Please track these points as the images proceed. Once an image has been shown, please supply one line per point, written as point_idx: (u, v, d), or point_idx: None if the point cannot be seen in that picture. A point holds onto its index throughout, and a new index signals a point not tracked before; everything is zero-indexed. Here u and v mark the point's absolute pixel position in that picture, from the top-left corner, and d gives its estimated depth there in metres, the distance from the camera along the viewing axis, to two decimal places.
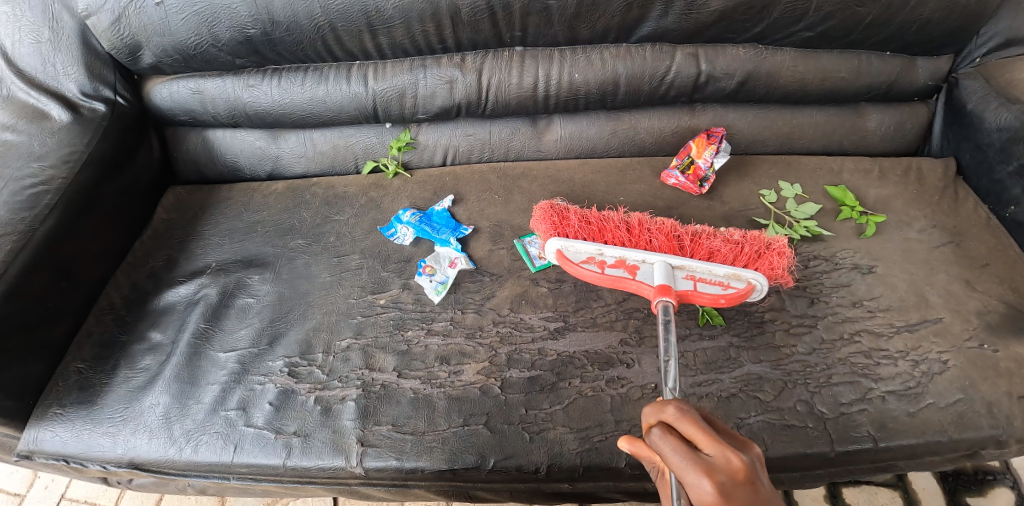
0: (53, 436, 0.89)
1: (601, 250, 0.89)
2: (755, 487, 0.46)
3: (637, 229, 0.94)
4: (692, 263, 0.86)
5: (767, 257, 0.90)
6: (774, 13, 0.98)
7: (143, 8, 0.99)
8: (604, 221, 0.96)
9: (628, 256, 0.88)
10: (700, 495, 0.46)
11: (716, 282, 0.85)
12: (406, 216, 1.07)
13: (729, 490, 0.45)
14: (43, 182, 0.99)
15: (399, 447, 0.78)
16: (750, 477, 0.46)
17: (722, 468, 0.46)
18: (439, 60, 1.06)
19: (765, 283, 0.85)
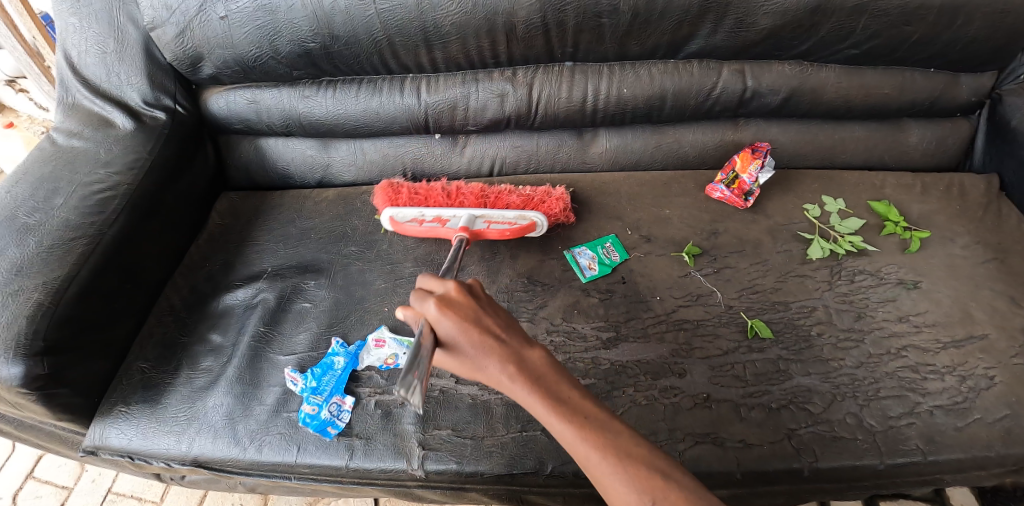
0: (119, 433, 0.92)
1: (421, 212, 1.02)
2: (472, 300, 0.61)
3: (454, 194, 1.12)
4: (485, 210, 1.00)
5: (547, 203, 1.07)
6: (822, 32, 1.00)
7: (208, 21, 1.03)
8: (430, 191, 1.13)
9: (443, 214, 1.01)
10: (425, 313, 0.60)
11: (507, 222, 1.01)
12: (327, 377, 0.90)
13: (445, 300, 0.61)
14: (110, 188, 1.03)
15: (459, 451, 0.81)
16: (466, 296, 0.62)
17: (445, 291, 0.62)
18: (491, 74, 1.09)
19: (544, 220, 1.02)
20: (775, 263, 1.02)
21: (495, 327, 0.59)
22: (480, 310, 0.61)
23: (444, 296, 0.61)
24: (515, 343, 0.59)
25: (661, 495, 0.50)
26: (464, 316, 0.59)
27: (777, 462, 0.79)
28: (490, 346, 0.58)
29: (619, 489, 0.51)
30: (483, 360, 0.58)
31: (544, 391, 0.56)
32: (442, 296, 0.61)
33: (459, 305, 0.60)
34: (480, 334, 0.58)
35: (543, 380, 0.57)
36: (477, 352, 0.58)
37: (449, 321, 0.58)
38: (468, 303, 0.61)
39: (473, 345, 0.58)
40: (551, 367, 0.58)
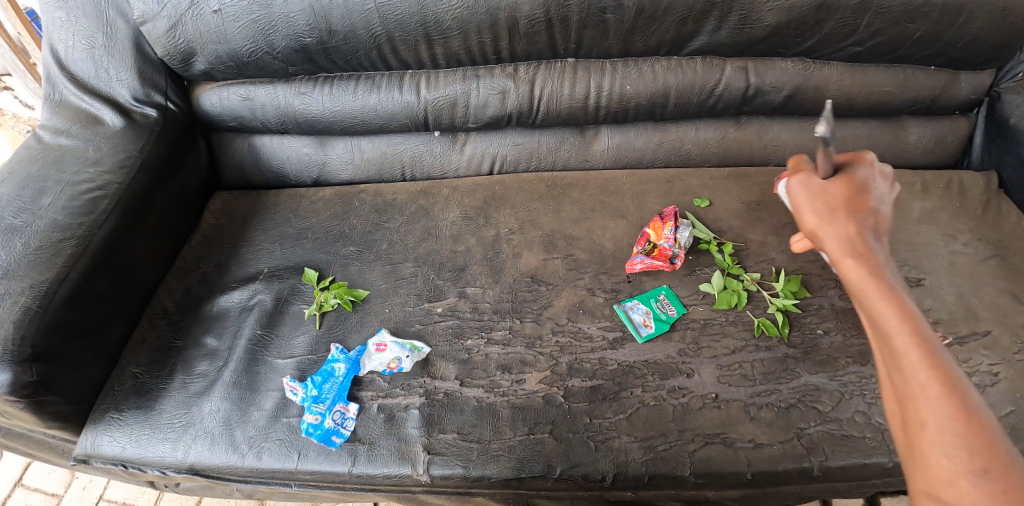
0: (111, 441, 0.89)
1: None
2: (850, 174, 0.61)
3: None
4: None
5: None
6: (825, 29, 0.99)
7: (201, 15, 1.00)
8: None
9: None
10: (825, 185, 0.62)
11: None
12: (328, 385, 0.87)
13: (833, 185, 0.61)
14: (99, 187, 0.99)
15: (466, 455, 0.79)
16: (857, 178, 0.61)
17: (866, 160, 0.63)
18: (492, 70, 1.08)
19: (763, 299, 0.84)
20: (779, 262, 1.01)
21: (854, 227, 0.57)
22: (863, 207, 0.59)
23: (856, 181, 0.61)
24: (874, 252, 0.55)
25: (994, 457, 0.41)
26: (862, 188, 0.60)
27: (788, 462, 0.78)
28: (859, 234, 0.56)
29: (947, 466, 0.42)
30: (865, 195, 0.60)
31: (912, 316, 0.48)
32: (849, 177, 0.61)
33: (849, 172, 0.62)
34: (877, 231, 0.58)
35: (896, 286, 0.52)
36: (840, 214, 0.58)
37: (846, 188, 0.60)
38: (862, 183, 0.60)
39: (836, 213, 0.58)
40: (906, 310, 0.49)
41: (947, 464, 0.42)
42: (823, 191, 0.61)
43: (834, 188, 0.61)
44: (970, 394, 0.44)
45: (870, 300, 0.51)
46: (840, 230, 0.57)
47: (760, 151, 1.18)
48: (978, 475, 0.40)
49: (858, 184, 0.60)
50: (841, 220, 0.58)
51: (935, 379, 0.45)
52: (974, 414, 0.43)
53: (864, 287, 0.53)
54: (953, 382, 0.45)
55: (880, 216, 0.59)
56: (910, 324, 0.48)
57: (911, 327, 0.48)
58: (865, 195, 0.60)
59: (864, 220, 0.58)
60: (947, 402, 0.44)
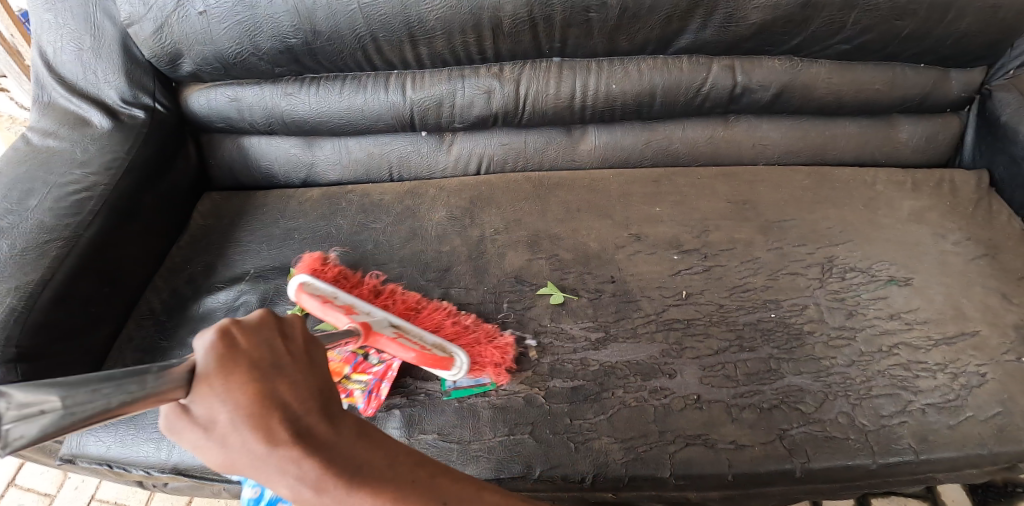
0: (96, 441, 0.89)
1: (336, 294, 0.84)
2: (253, 357, 0.44)
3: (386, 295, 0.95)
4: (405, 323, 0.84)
5: (483, 346, 0.87)
6: (812, 26, 0.99)
7: (187, 16, 1.00)
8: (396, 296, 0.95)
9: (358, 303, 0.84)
10: (233, 361, 0.42)
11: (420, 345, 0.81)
12: None
13: (239, 376, 0.42)
14: (86, 189, 0.99)
15: (446, 456, 0.79)
16: (252, 355, 0.44)
17: (274, 325, 0.48)
18: (478, 70, 1.08)
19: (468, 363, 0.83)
20: (765, 261, 1.01)
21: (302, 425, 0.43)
22: (285, 394, 0.43)
23: (266, 368, 0.44)
24: (316, 434, 0.44)
25: None
26: (265, 368, 0.43)
27: (770, 463, 0.78)
28: (320, 431, 0.44)
29: None
30: (278, 375, 0.44)
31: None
32: (255, 369, 0.43)
33: (260, 357, 0.44)
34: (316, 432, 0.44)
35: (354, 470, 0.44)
36: (261, 434, 0.41)
37: (246, 381, 0.42)
38: (247, 362, 0.43)
39: (273, 427, 0.41)
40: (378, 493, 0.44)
41: None
42: (239, 401, 0.41)
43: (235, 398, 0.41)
44: None
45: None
46: (288, 446, 0.41)
47: (749, 150, 1.18)
48: None
49: (269, 381, 0.43)
50: (284, 435, 0.41)
51: None
52: None
53: (348, 505, 0.42)
54: None
55: (297, 401, 0.44)
56: None
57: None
58: (293, 383, 0.44)
59: (291, 424, 0.42)
60: None
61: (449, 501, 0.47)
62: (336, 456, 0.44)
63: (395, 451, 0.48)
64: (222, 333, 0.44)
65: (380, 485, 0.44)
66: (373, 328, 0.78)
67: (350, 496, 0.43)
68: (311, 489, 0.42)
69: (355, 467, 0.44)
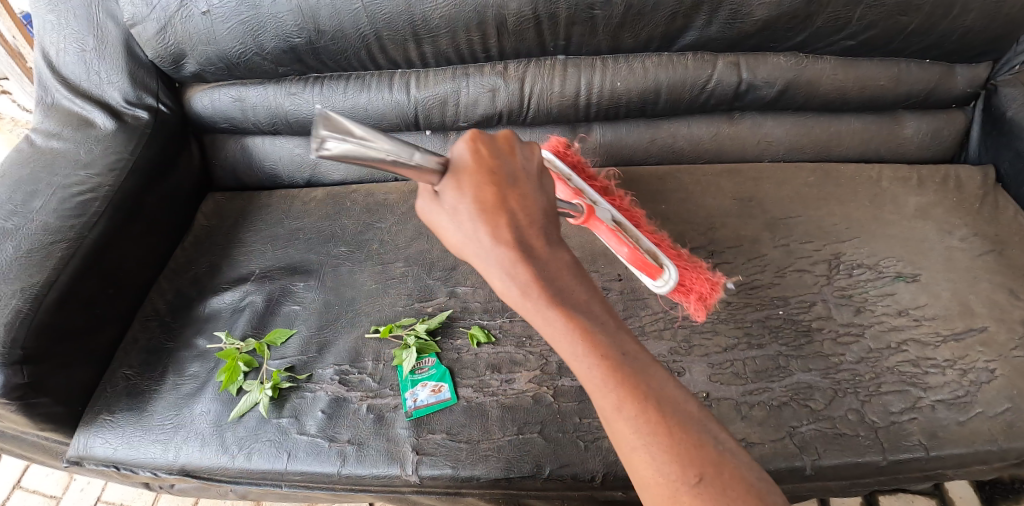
0: (103, 443, 0.89)
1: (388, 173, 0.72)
2: (491, 163, 0.52)
3: None
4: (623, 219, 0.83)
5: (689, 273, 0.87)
6: (817, 23, 0.99)
7: (190, 16, 1.00)
8: None
9: None
10: (474, 160, 0.52)
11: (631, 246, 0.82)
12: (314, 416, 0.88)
13: (485, 172, 0.51)
14: (90, 190, 0.99)
15: (455, 455, 0.79)
16: (492, 165, 0.52)
17: (517, 148, 0.56)
18: (482, 68, 1.07)
19: (677, 277, 0.84)
20: (772, 259, 1.01)
21: (525, 228, 0.51)
22: (521, 193, 0.53)
23: (509, 182, 0.52)
24: (540, 249, 0.51)
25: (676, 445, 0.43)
26: (503, 175, 0.52)
27: (780, 460, 0.77)
28: (535, 243, 0.51)
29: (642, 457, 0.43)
30: (513, 186, 0.52)
31: (584, 326, 0.47)
32: (494, 176, 0.52)
33: (499, 165, 0.53)
34: (534, 242, 0.51)
35: (565, 295, 0.49)
36: (494, 226, 0.50)
37: (484, 181, 0.51)
38: (493, 165, 0.52)
39: (502, 220, 0.50)
40: (593, 314, 0.49)
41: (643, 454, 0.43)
42: (476, 197, 0.50)
43: (473, 192, 0.50)
44: (650, 385, 0.45)
45: (532, 311, 0.48)
46: (505, 246, 0.49)
47: (754, 147, 1.18)
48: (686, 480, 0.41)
49: (504, 188, 0.51)
50: (512, 231, 0.50)
51: (598, 378, 0.45)
52: (651, 408, 0.44)
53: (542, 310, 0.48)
54: (627, 376, 0.45)
55: (525, 212, 0.52)
56: (597, 347, 0.46)
57: (603, 354, 0.46)
58: (525, 198, 0.53)
59: (525, 228, 0.51)
60: (639, 411, 0.44)
61: (627, 352, 0.47)
62: (539, 263, 0.49)
63: (595, 292, 0.51)
64: (474, 141, 0.53)
65: (570, 310, 0.48)
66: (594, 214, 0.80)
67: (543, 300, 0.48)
68: (517, 290, 0.48)
69: (566, 285, 0.50)
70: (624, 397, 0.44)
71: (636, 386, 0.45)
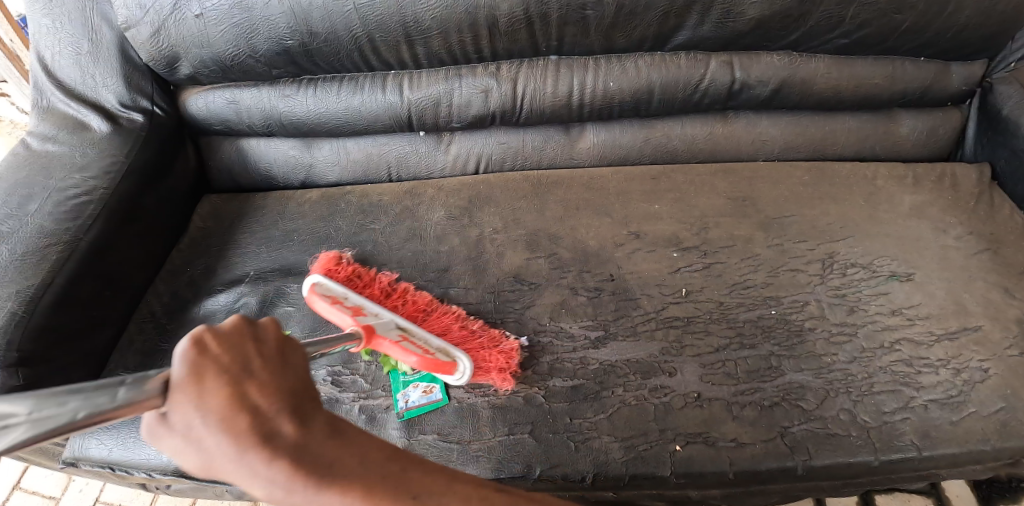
0: (98, 444, 0.90)
1: (347, 295, 0.89)
2: (207, 358, 0.42)
3: (396, 294, 0.96)
4: (413, 326, 0.86)
5: (488, 352, 0.87)
6: (811, 21, 0.98)
7: (183, 19, 1.00)
8: (372, 281, 0.97)
9: (365, 305, 0.88)
10: (223, 360, 0.42)
11: (423, 349, 0.81)
12: None
13: (218, 379, 0.41)
14: (85, 193, 1.00)
15: (446, 456, 0.79)
16: (224, 364, 0.42)
17: (242, 324, 0.46)
18: (475, 69, 1.08)
19: (471, 370, 0.84)
20: (765, 258, 1.00)
21: (276, 417, 0.41)
22: (249, 382, 0.42)
23: (250, 377, 0.42)
24: (298, 431, 0.41)
25: None
26: (238, 371, 0.42)
27: (771, 461, 0.77)
28: (290, 429, 0.40)
29: None
30: (249, 376, 0.42)
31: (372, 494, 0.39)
32: (233, 384, 0.41)
33: (242, 361, 0.43)
34: (292, 429, 0.40)
35: (343, 464, 0.40)
36: (245, 437, 0.38)
37: (217, 389, 0.40)
38: (222, 365, 0.42)
39: (256, 427, 0.39)
40: (382, 471, 0.41)
41: None
42: (210, 407, 0.39)
43: (206, 410, 0.39)
44: None
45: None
46: (257, 447, 0.38)
47: (748, 146, 1.17)
48: None
49: (241, 382, 0.41)
50: (280, 430, 0.40)
51: None
52: None
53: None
54: None
55: (275, 395, 0.42)
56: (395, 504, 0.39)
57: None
58: (269, 381, 0.43)
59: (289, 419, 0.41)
60: None
61: (422, 490, 0.41)
62: (309, 459, 0.39)
63: (368, 440, 0.43)
64: (198, 343, 0.43)
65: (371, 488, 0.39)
66: (377, 331, 0.80)
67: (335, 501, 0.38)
68: (284, 491, 0.38)
69: (342, 457, 0.41)
70: None
71: None
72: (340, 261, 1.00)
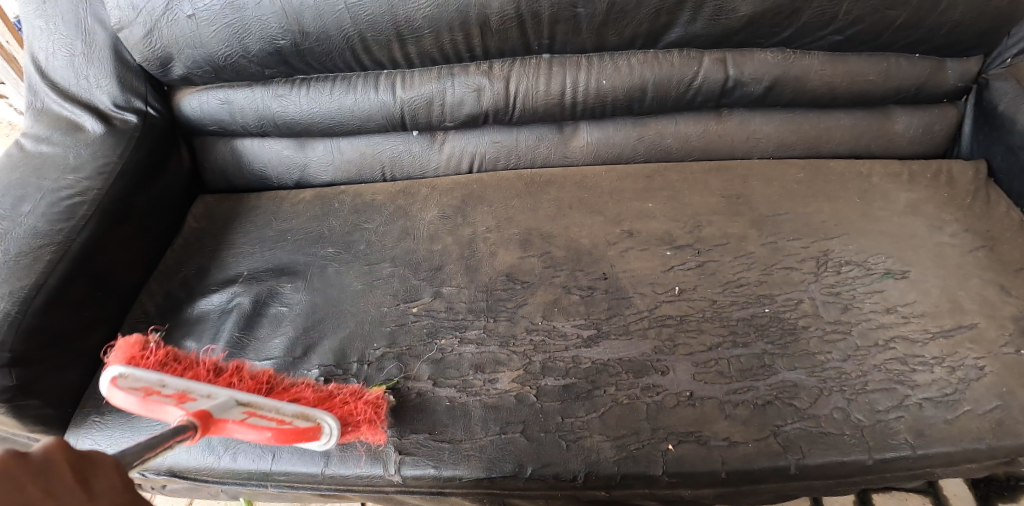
0: (93, 444, 0.89)
1: (163, 380, 0.65)
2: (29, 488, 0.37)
3: (226, 372, 0.81)
4: (256, 398, 0.71)
5: (351, 405, 0.80)
6: (804, 18, 0.98)
7: (175, 20, 1.00)
8: (192, 364, 0.81)
9: (192, 387, 0.67)
10: (6, 493, 0.37)
11: (278, 420, 0.70)
12: None
13: None
14: (78, 193, 1.00)
15: (437, 455, 0.79)
16: None
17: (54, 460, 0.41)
18: (467, 68, 1.07)
19: (338, 427, 0.76)
20: (759, 256, 1.00)
21: None
22: None
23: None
24: None
25: None
26: None
27: (764, 460, 0.77)
28: None
29: None
30: None
31: None
32: None
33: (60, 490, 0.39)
34: None
35: None
36: None
37: None
38: None
39: None
40: None
41: None
42: None
43: None
44: None
45: None
46: None
47: (743, 144, 1.17)
48: None
49: None
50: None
51: None
52: None
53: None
54: None
55: None
56: None
57: None
58: None
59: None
60: None
61: None
62: None
63: None
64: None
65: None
66: (215, 414, 0.62)
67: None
68: None
69: None
70: None
71: None
72: (147, 345, 0.81)
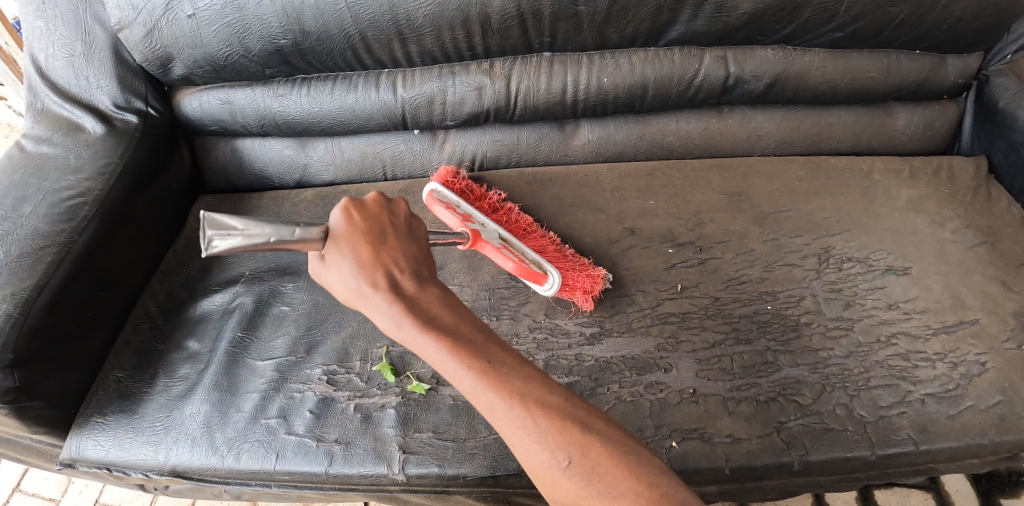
0: (95, 445, 0.89)
1: (457, 203, 0.99)
2: (366, 220, 0.58)
3: (501, 212, 1.05)
4: (512, 237, 0.95)
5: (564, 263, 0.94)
6: (805, 15, 0.98)
7: (176, 19, 1.00)
8: (482, 196, 1.06)
9: (473, 215, 0.98)
10: (352, 222, 0.58)
11: (519, 258, 0.91)
12: None
13: (362, 238, 0.57)
14: (80, 194, 1.00)
15: (441, 454, 0.79)
16: (367, 236, 0.57)
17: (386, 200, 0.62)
18: (468, 67, 1.07)
19: (559, 282, 0.90)
20: (761, 253, 1.00)
21: (403, 279, 0.55)
22: (396, 246, 0.58)
23: (383, 243, 0.57)
24: (418, 290, 0.54)
25: (581, 453, 0.44)
26: (382, 229, 0.58)
27: (768, 456, 0.77)
28: (410, 291, 0.54)
29: (535, 450, 0.45)
30: (393, 238, 0.58)
31: (461, 351, 0.49)
32: (374, 244, 0.56)
33: (380, 225, 0.59)
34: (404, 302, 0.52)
35: (449, 327, 0.52)
36: (372, 290, 0.53)
37: (362, 252, 0.56)
38: (368, 230, 0.57)
39: (382, 286, 0.53)
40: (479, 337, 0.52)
41: (529, 437, 0.46)
42: (356, 260, 0.55)
43: (353, 260, 0.55)
44: (524, 391, 0.48)
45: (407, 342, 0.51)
46: (384, 294, 0.53)
47: (744, 141, 1.17)
48: (559, 469, 0.44)
49: (377, 247, 0.56)
50: (380, 285, 0.53)
51: (473, 389, 0.48)
52: (523, 403, 0.47)
53: (422, 346, 0.51)
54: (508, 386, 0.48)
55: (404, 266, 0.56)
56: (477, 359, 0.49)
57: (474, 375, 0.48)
58: (398, 248, 0.57)
59: (387, 278, 0.54)
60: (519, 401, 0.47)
61: (503, 363, 0.49)
62: (421, 311, 0.52)
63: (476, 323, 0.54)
64: (347, 212, 0.58)
65: (442, 334, 0.51)
66: (482, 236, 0.91)
67: (418, 331, 0.51)
68: (393, 325, 0.52)
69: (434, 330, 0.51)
70: (500, 399, 0.47)
71: (509, 389, 0.48)
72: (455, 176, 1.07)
